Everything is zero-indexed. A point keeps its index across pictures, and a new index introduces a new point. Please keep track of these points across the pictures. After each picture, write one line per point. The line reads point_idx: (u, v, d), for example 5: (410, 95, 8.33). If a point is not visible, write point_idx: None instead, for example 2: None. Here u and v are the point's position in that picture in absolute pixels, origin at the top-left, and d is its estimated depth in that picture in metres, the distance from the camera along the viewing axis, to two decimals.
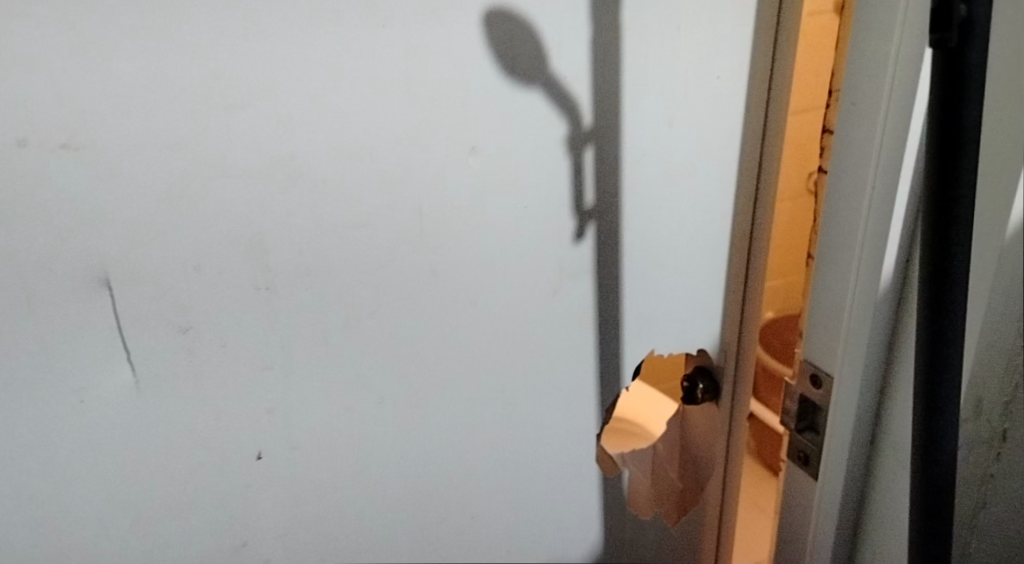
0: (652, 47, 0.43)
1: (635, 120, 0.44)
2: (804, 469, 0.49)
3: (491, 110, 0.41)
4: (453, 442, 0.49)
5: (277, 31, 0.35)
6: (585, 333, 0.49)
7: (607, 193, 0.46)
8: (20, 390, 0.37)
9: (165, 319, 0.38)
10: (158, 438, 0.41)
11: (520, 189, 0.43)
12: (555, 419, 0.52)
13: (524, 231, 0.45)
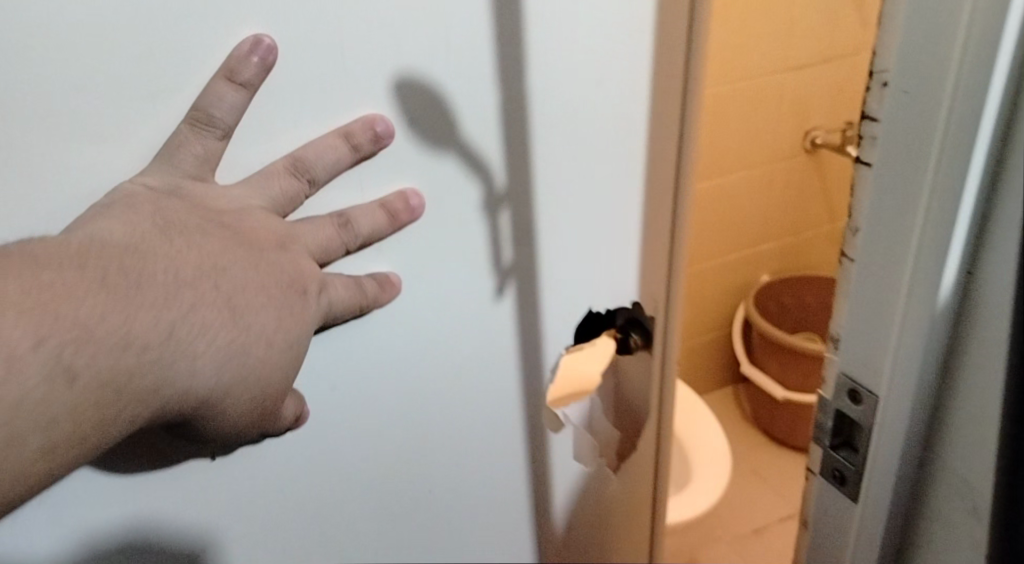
0: (544, 132, 0.74)
1: (543, 182, 0.77)
2: (840, 489, 0.45)
3: (427, 175, 0.71)
4: (396, 421, 0.84)
5: (280, 101, 0.61)
6: (504, 316, 0.85)
7: (521, 241, 0.80)
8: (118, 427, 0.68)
9: None
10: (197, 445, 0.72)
11: (453, 234, 0.76)
12: (470, 398, 0.88)
13: (461, 262, 0.79)
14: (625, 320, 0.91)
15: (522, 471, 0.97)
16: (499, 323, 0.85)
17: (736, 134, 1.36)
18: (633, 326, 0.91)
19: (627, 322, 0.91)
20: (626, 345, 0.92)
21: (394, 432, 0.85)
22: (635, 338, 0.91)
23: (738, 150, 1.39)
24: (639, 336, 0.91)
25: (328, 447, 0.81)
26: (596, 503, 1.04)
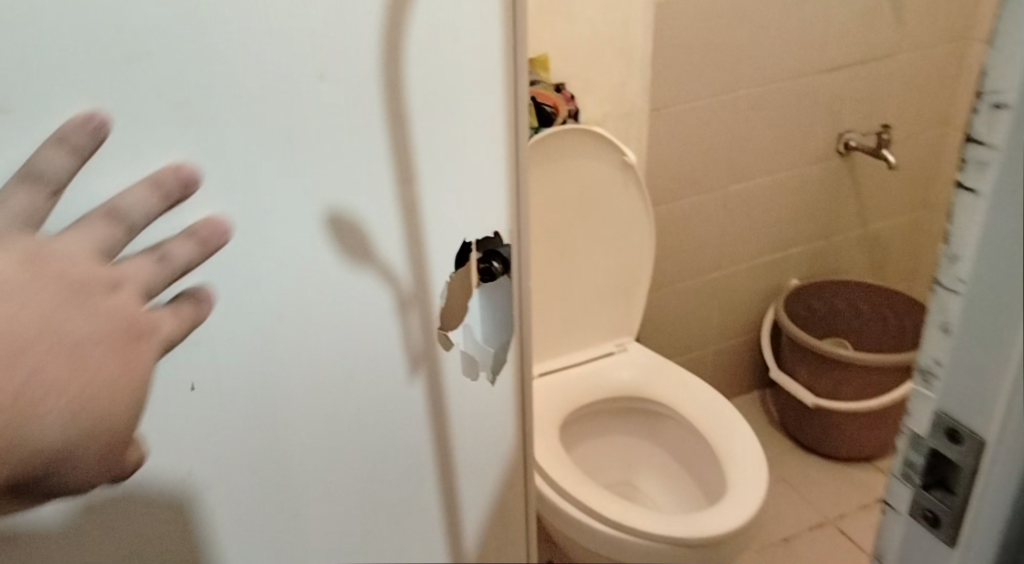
0: (355, 218, 0.76)
1: (411, 250, 0.81)
2: (933, 533, 0.37)
3: (336, 270, 0.78)
4: (357, 473, 0.91)
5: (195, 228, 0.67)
6: (405, 387, 0.89)
7: (425, 318, 0.87)
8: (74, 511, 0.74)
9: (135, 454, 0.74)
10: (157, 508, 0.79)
11: (352, 320, 0.81)
12: (405, 447, 0.93)
13: (351, 346, 0.83)
14: (484, 256, 0.87)
15: (431, 424, 0.93)
16: (399, 382, 0.89)
17: (678, 143, 1.28)
18: (493, 257, 0.88)
19: (487, 256, 0.88)
20: (488, 273, 0.89)
21: (309, 437, 0.85)
22: (496, 263, 0.89)
23: (750, 166, 1.33)
24: (497, 259, 0.88)
25: (226, 434, 0.80)
26: (514, 492, 1.06)
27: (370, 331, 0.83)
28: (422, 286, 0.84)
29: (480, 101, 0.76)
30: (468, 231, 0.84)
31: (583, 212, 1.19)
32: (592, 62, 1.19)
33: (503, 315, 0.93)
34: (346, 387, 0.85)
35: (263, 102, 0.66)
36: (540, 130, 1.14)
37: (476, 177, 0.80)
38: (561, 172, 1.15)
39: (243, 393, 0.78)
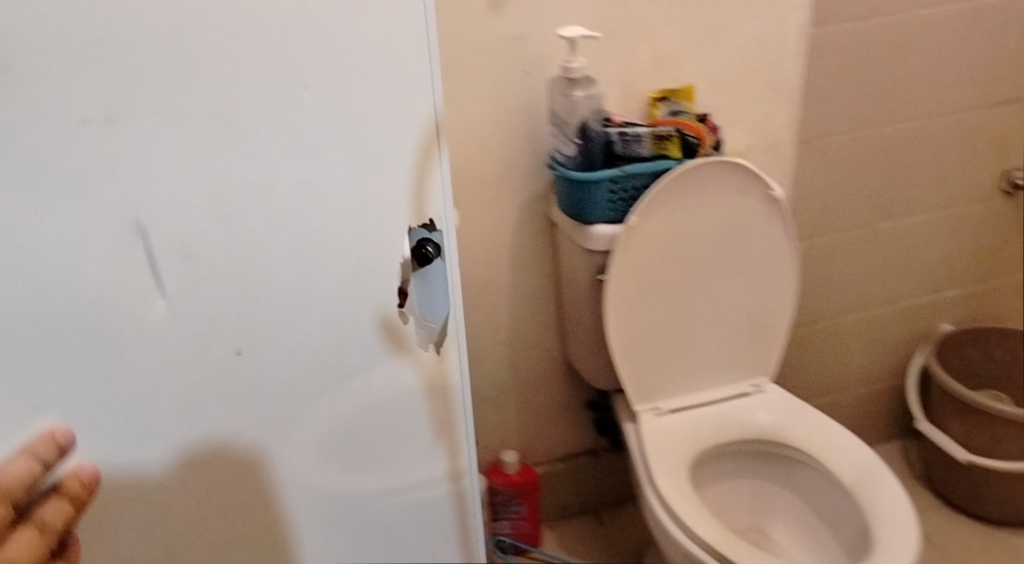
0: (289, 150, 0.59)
1: (364, 193, 0.63)
2: None
3: (270, 212, 0.60)
4: (359, 461, 0.75)
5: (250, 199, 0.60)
6: (373, 371, 0.71)
7: (400, 286, 0.67)
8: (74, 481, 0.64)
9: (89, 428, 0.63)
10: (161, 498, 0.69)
11: (329, 287, 0.65)
12: (401, 443, 0.76)
13: (334, 318, 0.67)
14: (414, 241, 0.66)
15: (419, 413, 0.74)
16: (384, 362, 0.71)
17: (820, 178, 1.26)
18: (422, 241, 0.66)
19: (415, 241, 0.66)
20: (418, 257, 0.67)
21: (280, 418, 0.69)
22: (430, 248, 0.66)
23: (893, 198, 1.30)
24: (430, 242, 0.66)
25: (189, 409, 0.65)
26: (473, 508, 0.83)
27: (315, 295, 0.65)
28: (366, 261, 0.65)
29: (374, 40, 0.57)
30: (404, 211, 0.64)
31: (724, 247, 1.17)
32: (740, 92, 1.18)
33: (446, 293, 0.69)
34: (293, 371, 0.68)
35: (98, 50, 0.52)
36: (682, 161, 1.11)
37: (393, 143, 0.61)
38: (704, 206, 1.13)
39: (237, 343, 0.65)
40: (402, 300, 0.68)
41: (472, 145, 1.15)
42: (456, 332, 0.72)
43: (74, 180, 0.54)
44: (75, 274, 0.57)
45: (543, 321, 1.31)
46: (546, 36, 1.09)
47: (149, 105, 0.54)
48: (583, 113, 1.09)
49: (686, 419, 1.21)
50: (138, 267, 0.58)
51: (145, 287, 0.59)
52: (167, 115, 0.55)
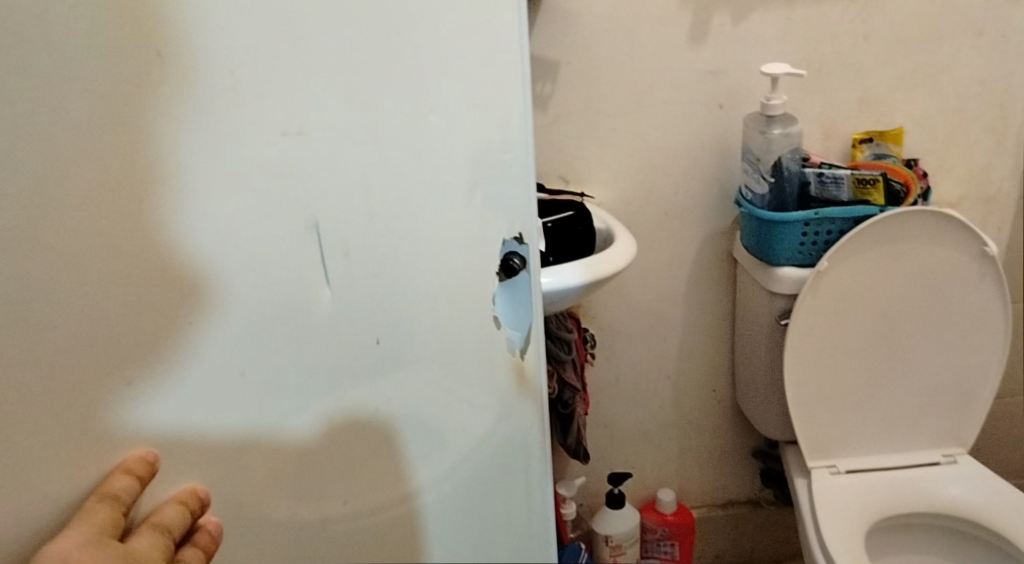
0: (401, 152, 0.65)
1: (467, 201, 0.68)
2: None
3: (383, 209, 0.66)
4: (458, 451, 0.81)
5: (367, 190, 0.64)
6: (473, 370, 0.76)
7: (485, 284, 0.72)
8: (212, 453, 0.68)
9: (236, 392, 0.67)
10: (291, 476, 0.72)
11: (435, 286, 0.71)
12: (498, 432, 0.82)
13: (442, 317, 0.73)
14: (503, 252, 0.71)
15: (504, 408, 0.80)
16: (487, 357, 0.76)
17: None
18: (510, 253, 0.71)
19: (504, 252, 0.71)
20: (506, 268, 0.72)
21: (397, 402, 0.75)
22: (517, 259, 0.71)
23: None
24: (517, 254, 0.71)
25: (317, 386, 0.70)
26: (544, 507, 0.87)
27: (428, 290, 0.71)
28: (473, 262, 0.71)
29: (487, 62, 0.64)
30: (498, 222, 0.70)
31: (924, 303, 1.09)
32: (956, 138, 1.11)
33: (529, 303, 0.74)
34: (409, 355, 0.73)
35: (276, 59, 0.59)
36: (885, 208, 1.04)
37: (489, 153, 0.67)
38: (905, 257, 1.06)
39: (378, 333, 0.71)
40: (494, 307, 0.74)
41: (656, 177, 1.13)
42: (538, 337, 0.76)
43: (251, 170, 0.61)
44: (244, 252, 0.63)
45: (713, 360, 1.28)
46: (746, 70, 1.06)
47: (309, 108, 0.61)
48: (780, 151, 1.04)
49: (867, 480, 1.14)
50: (309, 250, 0.65)
51: (315, 279, 0.66)
52: (321, 116, 0.61)
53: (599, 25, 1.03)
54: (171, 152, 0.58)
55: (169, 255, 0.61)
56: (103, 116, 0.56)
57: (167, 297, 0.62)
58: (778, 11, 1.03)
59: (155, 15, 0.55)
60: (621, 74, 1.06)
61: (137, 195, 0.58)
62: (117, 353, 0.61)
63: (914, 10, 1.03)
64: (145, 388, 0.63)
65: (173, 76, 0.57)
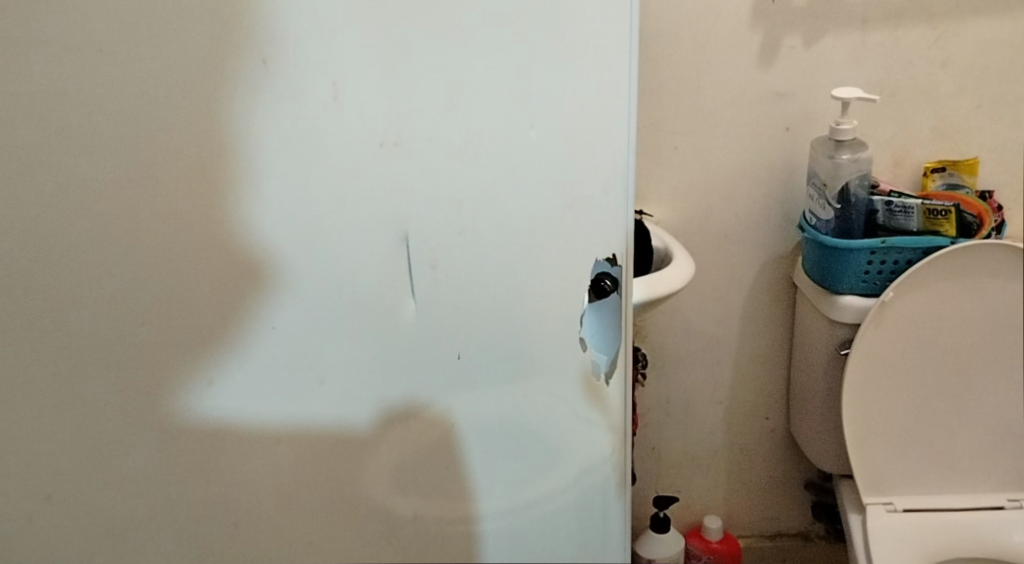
0: (497, 156, 0.64)
1: (560, 209, 0.67)
2: None
3: (478, 214, 0.66)
4: (531, 472, 0.78)
5: (465, 195, 0.65)
6: (554, 387, 0.74)
7: (573, 300, 0.71)
8: (277, 441, 0.70)
9: (309, 385, 0.69)
10: (355, 476, 0.73)
11: (519, 295, 0.70)
12: (583, 454, 0.78)
13: (524, 328, 0.71)
14: (595, 272, 0.70)
15: (592, 429, 0.77)
16: (565, 375, 0.74)
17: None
18: (601, 274, 0.70)
19: (596, 272, 0.70)
20: (596, 290, 0.70)
21: (483, 414, 0.74)
22: (608, 281, 0.70)
23: None
24: (609, 276, 0.70)
25: (394, 384, 0.71)
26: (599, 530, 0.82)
27: (517, 309, 0.70)
28: (565, 282, 0.70)
29: (591, 83, 0.63)
30: (591, 240, 0.69)
31: (991, 339, 1.05)
32: None
33: (617, 325, 0.72)
34: (494, 374, 0.73)
35: (377, 74, 0.61)
36: (957, 240, 1.01)
37: (589, 176, 0.66)
38: (973, 291, 1.03)
39: (459, 346, 0.71)
40: (581, 328, 0.72)
41: (717, 198, 1.12)
42: (625, 361, 0.74)
43: (346, 180, 0.63)
44: (327, 258, 0.65)
45: (766, 388, 1.25)
46: (815, 94, 1.05)
47: (407, 122, 0.62)
48: (848, 176, 1.01)
49: (925, 520, 1.09)
50: (397, 264, 0.66)
51: (400, 290, 0.68)
52: (421, 131, 0.63)
53: (667, 45, 1.03)
54: (265, 156, 0.61)
55: (257, 252, 0.64)
56: (211, 120, 0.60)
57: (253, 294, 0.65)
58: (851, 35, 1.01)
59: (263, 25, 0.58)
60: (687, 93, 1.06)
61: (233, 192, 0.62)
62: (206, 340, 0.66)
63: (995, 38, 1.00)
64: (228, 377, 0.67)
65: (274, 84, 0.60)
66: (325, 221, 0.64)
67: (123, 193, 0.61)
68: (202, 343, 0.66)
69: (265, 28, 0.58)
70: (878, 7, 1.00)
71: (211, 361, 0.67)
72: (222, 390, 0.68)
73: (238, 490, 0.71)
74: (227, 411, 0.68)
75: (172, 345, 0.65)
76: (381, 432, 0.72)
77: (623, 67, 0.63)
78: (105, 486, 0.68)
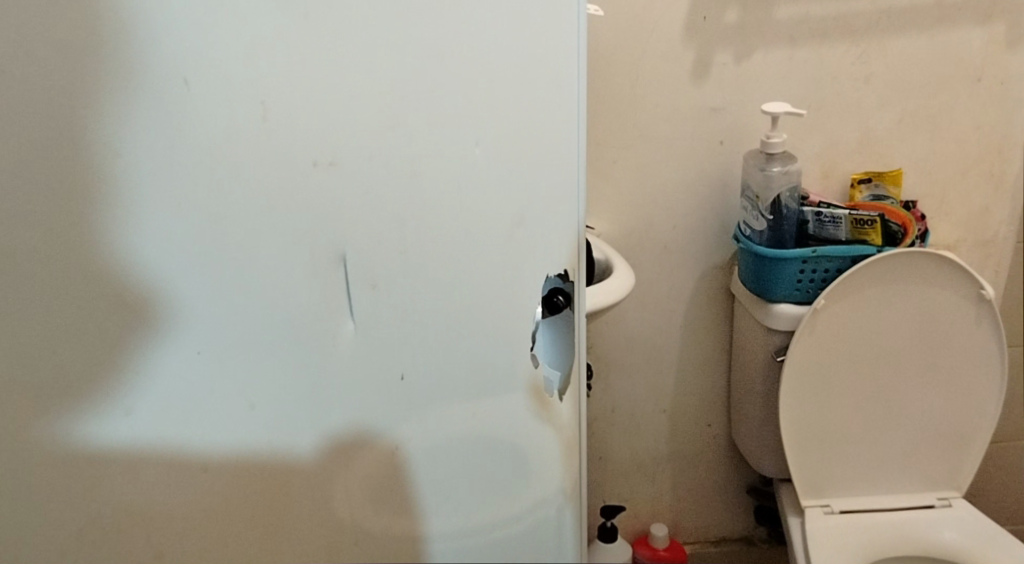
0: (446, 175, 0.63)
1: (511, 228, 0.66)
2: None
3: (426, 234, 0.65)
4: (487, 494, 0.78)
5: (411, 215, 0.64)
6: (507, 405, 0.73)
7: (525, 316, 0.70)
8: (210, 468, 0.69)
9: (242, 412, 0.68)
10: (297, 499, 0.72)
11: (465, 316, 0.69)
12: (538, 475, 0.78)
13: (476, 348, 0.70)
14: (547, 288, 0.69)
15: (549, 448, 0.76)
16: (512, 395, 0.73)
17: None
18: (554, 290, 0.70)
19: (547, 289, 0.69)
20: (549, 306, 0.70)
21: (446, 434, 0.73)
22: (561, 297, 0.70)
23: None
24: (561, 292, 0.70)
25: (335, 407, 0.69)
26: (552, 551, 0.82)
27: (465, 329, 0.69)
28: (514, 299, 0.69)
29: (539, 100, 0.63)
30: (544, 258, 0.68)
31: (920, 343, 1.08)
32: (954, 182, 1.11)
33: (571, 342, 0.73)
34: (442, 394, 0.72)
35: (311, 93, 0.59)
36: (883, 249, 1.04)
37: (538, 196, 0.66)
38: (901, 297, 1.06)
39: (402, 368, 0.69)
40: (534, 343, 0.72)
41: (655, 211, 1.14)
42: (579, 376, 0.74)
43: (279, 200, 0.62)
44: (262, 280, 0.64)
45: (709, 395, 1.27)
46: (747, 108, 1.08)
47: (343, 140, 0.61)
48: (778, 188, 1.04)
49: (860, 521, 1.13)
50: (336, 286, 0.65)
51: (339, 313, 0.66)
52: (361, 151, 0.61)
53: (602, 61, 1.04)
54: (187, 178, 0.60)
55: (181, 276, 0.62)
56: (127, 141, 0.58)
57: (176, 318, 0.64)
58: (779, 51, 1.04)
59: (180, 46, 0.57)
60: (623, 109, 1.08)
61: (153, 216, 0.60)
62: (126, 365, 0.64)
63: (914, 55, 1.04)
64: (153, 404, 0.66)
65: (197, 104, 0.58)
66: (264, 243, 0.63)
67: (38, 218, 0.59)
68: (123, 368, 0.64)
69: (183, 48, 0.57)
70: (804, 25, 1.03)
71: (133, 386, 0.65)
72: (147, 415, 0.66)
73: (171, 516, 0.70)
74: (154, 437, 0.67)
75: (90, 371, 0.64)
76: (322, 454, 0.71)
77: (573, 86, 0.63)
78: (21, 516, 0.67)
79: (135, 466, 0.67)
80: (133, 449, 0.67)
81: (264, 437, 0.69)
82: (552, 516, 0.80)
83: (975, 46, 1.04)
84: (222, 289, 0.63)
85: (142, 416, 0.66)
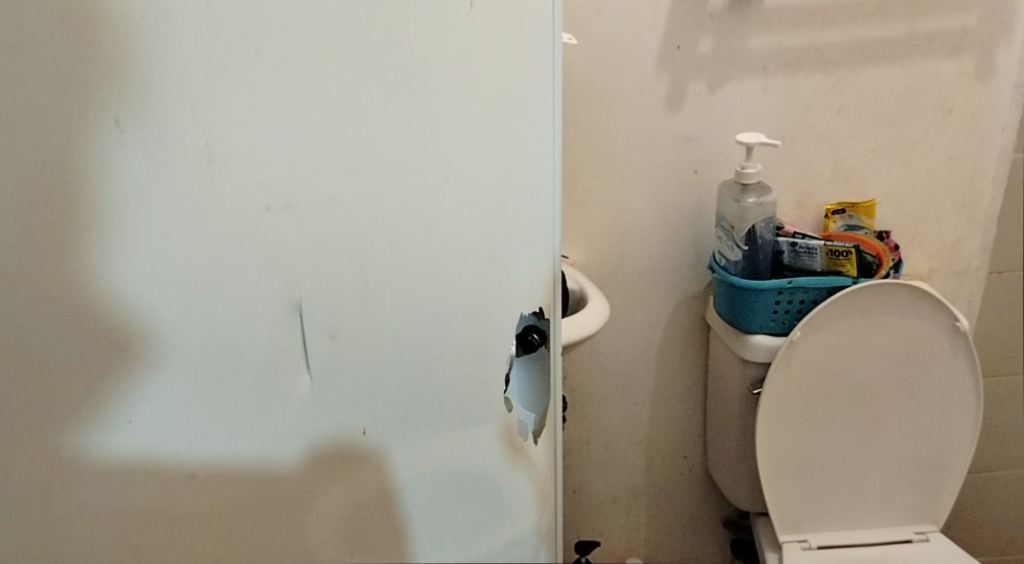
0: (416, 217, 0.61)
1: (478, 271, 0.64)
2: None
3: (393, 277, 0.62)
4: (458, 543, 0.74)
5: (379, 258, 0.61)
6: (481, 449, 0.70)
7: (499, 356, 0.68)
8: (151, 532, 0.64)
9: (184, 473, 0.63)
10: (254, 554, 0.68)
11: (430, 359, 0.66)
12: (514, 521, 0.74)
13: (444, 393, 0.67)
14: (522, 326, 0.67)
15: (524, 492, 0.73)
16: (484, 437, 0.70)
17: None
18: (528, 327, 0.68)
19: (522, 326, 0.67)
20: (523, 344, 0.68)
21: (412, 483, 0.70)
22: (536, 335, 0.68)
23: None
24: (536, 330, 0.68)
25: (294, 457, 0.65)
26: None
27: (433, 374, 0.66)
28: (485, 341, 0.67)
29: (507, 140, 0.61)
30: (518, 299, 0.66)
31: (896, 377, 1.07)
32: (927, 212, 1.11)
33: (547, 380, 0.71)
34: (408, 442, 0.68)
35: (269, 129, 0.56)
36: (858, 280, 1.03)
37: (506, 236, 0.64)
38: (879, 330, 1.05)
39: (364, 422, 0.66)
40: (508, 384, 0.69)
41: (631, 241, 1.12)
42: (553, 415, 0.73)
43: (224, 248, 0.58)
44: (205, 330, 0.60)
45: (685, 427, 1.25)
46: (721, 138, 1.07)
47: (302, 182, 0.58)
48: (754, 219, 1.03)
49: (841, 556, 1.11)
50: (292, 334, 0.62)
51: (295, 364, 0.63)
52: (320, 194, 0.58)
53: (576, 90, 1.03)
54: (119, 232, 0.56)
55: (112, 334, 0.58)
56: (53, 192, 0.54)
57: (106, 379, 0.59)
58: (753, 82, 1.03)
59: (115, 82, 0.53)
60: (598, 137, 1.06)
61: (83, 266, 0.56)
62: (50, 436, 0.60)
63: (886, 87, 1.04)
64: (84, 470, 0.61)
65: (130, 149, 0.54)
66: (211, 293, 0.59)
67: None
68: (50, 432, 0.59)
69: (116, 86, 0.53)
70: (778, 55, 1.02)
71: (59, 456, 0.60)
72: (76, 482, 0.61)
73: None
74: (83, 507, 0.62)
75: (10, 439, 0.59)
76: (277, 506, 0.66)
77: (548, 123, 0.63)
78: None
79: (61, 537, 0.62)
80: (58, 518, 0.62)
81: (208, 500, 0.65)
82: (527, 555, 0.76)
83: (946, 78, 1.04)
84: (163, 342, 0.59)
85: (68, 489, 0.61)
